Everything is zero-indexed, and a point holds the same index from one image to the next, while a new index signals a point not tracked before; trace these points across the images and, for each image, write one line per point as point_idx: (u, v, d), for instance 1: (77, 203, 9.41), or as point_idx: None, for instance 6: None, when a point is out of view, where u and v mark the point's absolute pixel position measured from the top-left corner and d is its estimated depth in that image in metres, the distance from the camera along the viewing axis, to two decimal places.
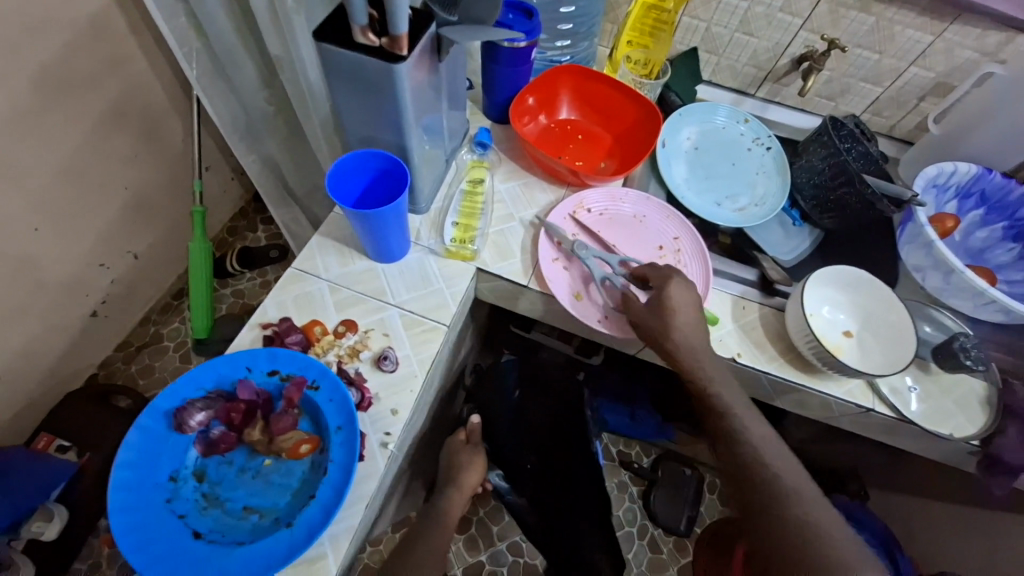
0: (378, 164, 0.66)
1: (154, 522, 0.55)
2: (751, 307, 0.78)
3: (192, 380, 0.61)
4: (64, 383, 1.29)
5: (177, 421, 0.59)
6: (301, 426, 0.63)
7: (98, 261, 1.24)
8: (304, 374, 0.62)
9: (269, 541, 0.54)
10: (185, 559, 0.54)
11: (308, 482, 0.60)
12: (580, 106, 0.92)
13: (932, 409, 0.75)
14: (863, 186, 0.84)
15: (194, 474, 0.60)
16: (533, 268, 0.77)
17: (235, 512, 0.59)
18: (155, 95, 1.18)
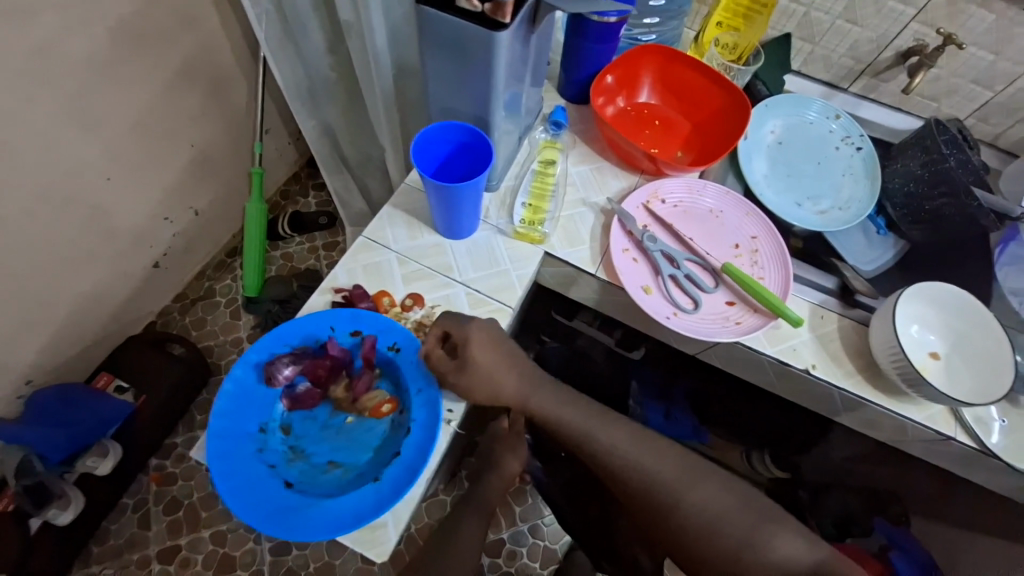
0: (462, 137, 0.64)
1: (248, 469, 0.58)
2: (830, 317, 0.74)
3: (281, 336, 0.63)
4: (125, 328, 1.36)
5: (267, 373, 0.62)
6: (382, 387, 0.66)
7: (163, 214, 1.29)
8: (385, 336, 0.65)
9: (359, 494, 0.57)
10: (280, 507, 0.56)
11: (389, 441, 0.63)
12: (661, 90, 0.88)
13: (1017, 443, 0.69)
14: (968, 200, 0.78)
15: (280, 427, 0.63)
16: (601, 256, 0.74)
17: (319, 465, 0.62)
18: (224, 55, 1.20)
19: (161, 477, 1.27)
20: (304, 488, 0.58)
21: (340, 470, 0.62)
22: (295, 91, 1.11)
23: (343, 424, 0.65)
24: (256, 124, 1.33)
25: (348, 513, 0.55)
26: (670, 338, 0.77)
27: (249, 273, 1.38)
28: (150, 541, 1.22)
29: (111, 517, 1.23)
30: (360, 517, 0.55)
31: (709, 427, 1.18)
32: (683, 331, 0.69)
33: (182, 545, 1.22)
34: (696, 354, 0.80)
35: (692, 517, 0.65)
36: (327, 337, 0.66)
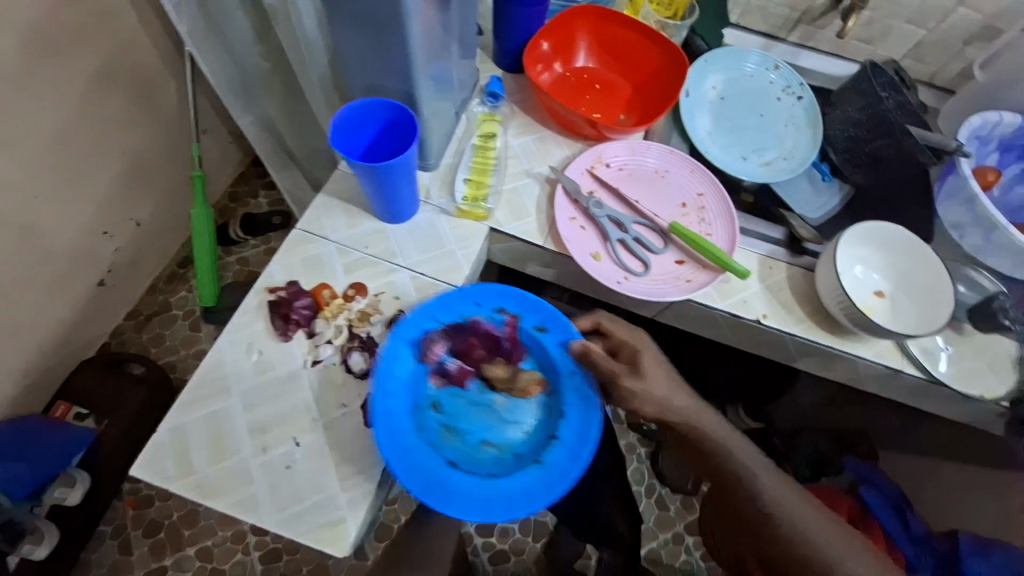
0: (387, 114, 0.61)
1: (412, 451, 0.57)
2: (779, 267, 0.74)
3: (433, 311, 0.63)
4: (78, 352, 1.29)
5: (422, 350, 0.62)
6: (532, 369, 0.65)
7: (102, 228, 1.21)
8: (533, 316, 0.65)
9: (525, 476, 0.58)
10: (447, 486, 0.57)
11: (540, 424, 0.63)
12: (598, 53, 0.86)
13: (963, 370, 0.72)
14: (904, 137, 0.78)
15: (432, 405, 0.62)
16: (549, 228, 0.73)
17: (473, 445, 0.61)
18: (145, 53, 1.11)
19: (135, 501, 1.21)
20: (466, 467, 0.58)
21: (494, 450, 0.61)
22: (228, 86, 1.05)
23: (496, 403, 0.64)
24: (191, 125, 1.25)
25: (516, 497, 0.57)
26: (627, 303, 0.77)
27: (202, 282, 1.31)
28: (134, 566, 1.16)
29: (89, 548, 1.17)
30: (525, 501, 0.56)
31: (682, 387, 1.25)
32: (634, 294, 0.69)
33: (168, 566, 1.17)
34: (655, 317, 0.80)
35: (709, 480, 0.66)
36: (473, 313, 0.64)
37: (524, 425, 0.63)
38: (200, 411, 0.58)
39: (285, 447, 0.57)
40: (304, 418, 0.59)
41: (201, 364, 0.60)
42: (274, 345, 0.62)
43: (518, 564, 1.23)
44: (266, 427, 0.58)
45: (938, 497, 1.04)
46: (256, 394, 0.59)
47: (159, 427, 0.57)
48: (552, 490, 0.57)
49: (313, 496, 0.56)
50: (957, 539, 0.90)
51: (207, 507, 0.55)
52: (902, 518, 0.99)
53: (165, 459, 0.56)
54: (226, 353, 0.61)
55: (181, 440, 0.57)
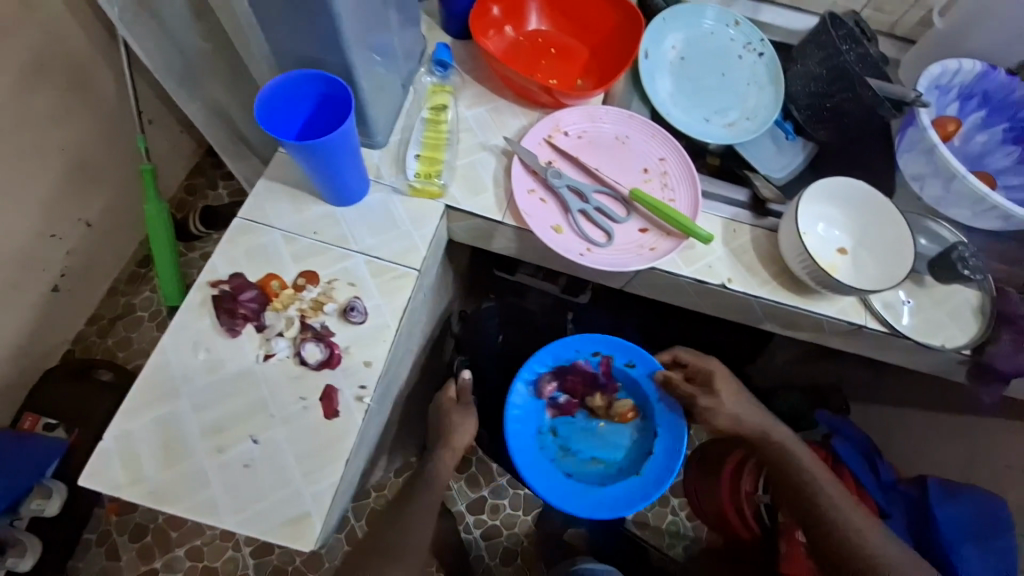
0: (321, 88, 0.57)
1: (541, 465, 0.88)
2: (743, 230, 0.73)
3: (543, 359, 0.92)
4: (40, 362, 1.22)
5: (538, 389, 0.92)
6: (626, 399, 0.92)
7: (49, 232, 1.10)
8: (623, 356, 0.91)
9: (629, 484, 0.87)
10: (569, 490, 0.86)
11: (636, 441, 0.91)
12: (551, 15, 0.82)
13: (924, 321, 0.73)
14: (865, 91, 0.76)
15: (550, 430, 0.92)
16: (508, 202, 0.70)
17: (584, 459, 0.91)
18: (76, 40, 0.98)
19: (118, 507, 1.15)
20: (581, 479, 0.88)
21: (601, 464, 0.91)
22: (168, 70, 0.93)
23: (598, 427, 0.93)
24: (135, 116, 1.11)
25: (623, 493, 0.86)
26: (594, 275, 0.75)
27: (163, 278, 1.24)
28: (123, 570, 1.12)
29: (75, 556, 1.12)
30: (634, 496, 0.86)
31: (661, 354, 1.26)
32: (597, 266, 0.67)
33: (158, 568, 1.12)
34: (624, 288, 0.78)
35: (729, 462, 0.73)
36: (574, 357, 0.93)
37: (624, 444, 0.91)
38: (149, 415, 0.55)
39: (241, 445, 0.55)
40: (259, 414, 0.56)
41: (146, 366, 0.57)
42: (223, 342, 0.59)
43: (510, 536, 1.25)
44: (219, 427, 0.55)
45: (906, 443, 1.09)
46: (207, 393, 0.56)
47: (105, 435, 0.54)
48: (649, 493, 0.85)
49: (275, 494, 0.54)
50: (925, 484, 0.94)
51: (164, 513, 0.52)
52: (872, 467, 1.02)
53: (115, 468, 0.53)
54: (172, 353, 0.58)
55: (131, 447, 0.54)
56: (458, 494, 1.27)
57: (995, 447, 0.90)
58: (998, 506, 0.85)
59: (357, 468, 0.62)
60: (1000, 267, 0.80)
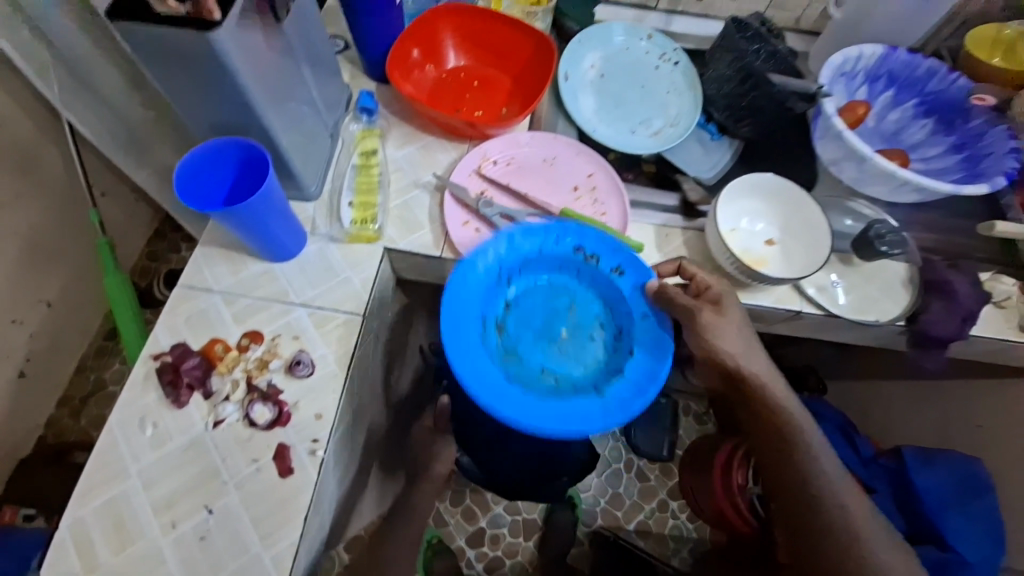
0: (239, 153, 0.59)
1: (473, 351, 0.62)
2: (675, 233, 0.76)
3: (541, 253, 0.70)
4: (12, 452, 1.17)
5: (492, 273, 0.67)
6: (597, 310, 0.70)
7: (9, 317, 1.07)
8: (611, 258, 0.69)
9: (584, 401, 0.62)
10: (499, 382, 0.61)
11: (604, 361, 0.66)
12: (469, 51, 0.86)
13: (859, 299, 0.75)
14: (768, 86, 0.83)
15: (499, 328, 0.67)
16: (444, 237, 0.72)
17: (534, 369, 0.65)
18: (19, 127, 0.96)
19: None
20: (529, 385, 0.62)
21: (552, 379, 0.65)
22: (111, 142, 0.92)
23: (564, 333, 0.69)
24: (86, 192, 1.10)
25: (625, 409, 0.61)
26: None
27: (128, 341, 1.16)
28: None
29: None
30: (636, 407, 0.60)
31: None
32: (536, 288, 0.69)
33: None
34: None
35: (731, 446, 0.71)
36: (568, 250, 0.69)
37: (587, 360, 0.67)
38: (102, 497, 0.55)
39: (197, 516, 0.54)
40: (212, 482, 0.56)
41: (93, 451, 0.56)
42: (170, 414, 0.59)
43: (513, 564, 1.24)
44: (171, 501, 0.55)
45: (880, 413, 1.11)
46: (158, 469, 0.56)
47: (59, 524, 0.54)
48: (611, 416, 0.60)
49: (233, 562, 0.53)
50: (901, 454, 0.95)
51: None
52: (850, 443, 1.04)
53: (67, 558, 0.53)
54: (118, 432, 0.57)
55: (84, 533, 0.53)
56: (457, 529, 1.26)
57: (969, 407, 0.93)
58: (972, 465, 0.88)
59: (320, 521, 0.61)
60: (927, 236, 0.84)
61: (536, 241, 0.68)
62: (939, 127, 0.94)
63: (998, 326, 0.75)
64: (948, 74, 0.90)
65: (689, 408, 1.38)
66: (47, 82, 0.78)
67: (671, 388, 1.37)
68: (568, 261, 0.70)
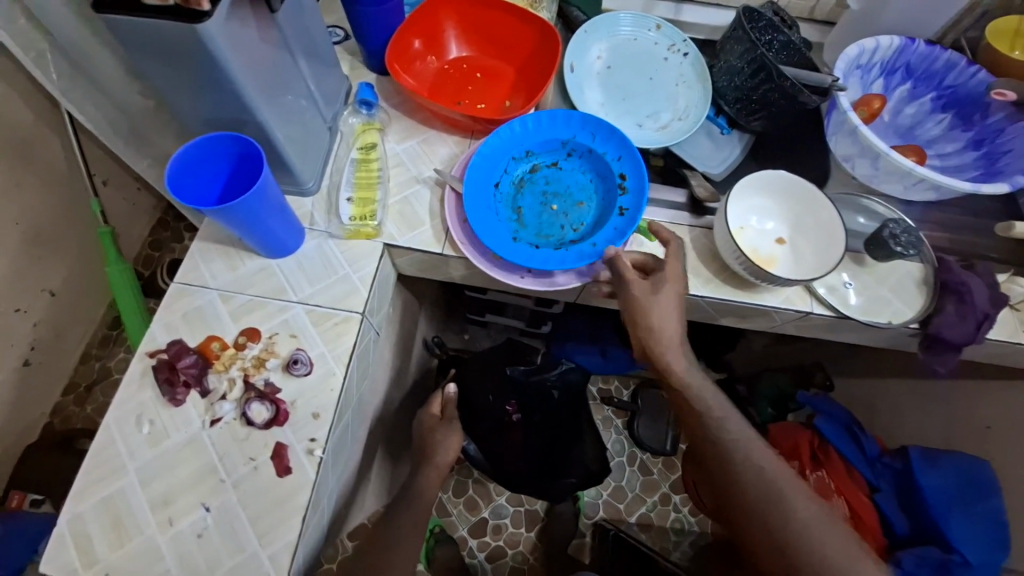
0: (235, 148, 0.57)
1: (495, 156, 0.72)
2: (682, 231, 0.75)
3: (602, 154, 0.74)
4: (20, 439, 1.18)
5: (559, 142, 0.75)
6: (587, 217, 0.73)
7: (13, 306, 1.07)
8: (631, 195, 0.70)
9: (501, 230, 0.69)
10: (479, 177, 0.71)
11: (553, 239, 0.71)
12: (471, 41, 0.84)
13: (870, 300, 0.74)
14: (783, 81, 0.78)
15: (531, 166, 0.75)
16: (445, 233, 0.70)
17: (513, 204, 0.73)
18: (18, 115, 0.95)
19: None
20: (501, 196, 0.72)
21: (514, 217, 0.73)
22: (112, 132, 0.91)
23: (556, 208, 0.74)
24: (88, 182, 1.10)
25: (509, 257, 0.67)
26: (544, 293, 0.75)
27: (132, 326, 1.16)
28: None
29: None
30: (518, 259, 0.66)
31: None
32: (538, 288, 0.68)
33: None
34: (579, 299, 0.79)
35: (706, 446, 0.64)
36: (618, 167, 0.72)
37: (542, 231, 0.72)
38: (99, 494, 0.55)
39: (194, 514, 0.54)
40: (209, 481, 0.56)
41: (91, 447, 0.56)
42: (167, 412, 0.58)
43: (515, 555, 1.24)
44: (168, 499, 0.55)
45: (886, 411, 1.10)
46: (154, 467, 0.56)
47: (58, 520, 0.54)
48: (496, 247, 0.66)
49: (227, 561, 0.53)
50: (906, 454, 0.95)
51: None
52: (856, 441, 1.02)
53: (68, 551, 0.53)
54: (115, 430, 0.57)
55: (82, 531, 0.54)
56: (459, 519, 1.26)
57: (978, 408, 0.92)
58: (978, 467, 0.87)
59: (320, 518, 0.61)
60: (942, 235, 0.82)
61: (609, 143, 0.73)
62: (957, 122, 0.91)
63: (1013, 329, 0.73)
64: (968, 67, 0.87)
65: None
66: (45, 71, 0.77)
67: None
68: (606, 175, 0.74)
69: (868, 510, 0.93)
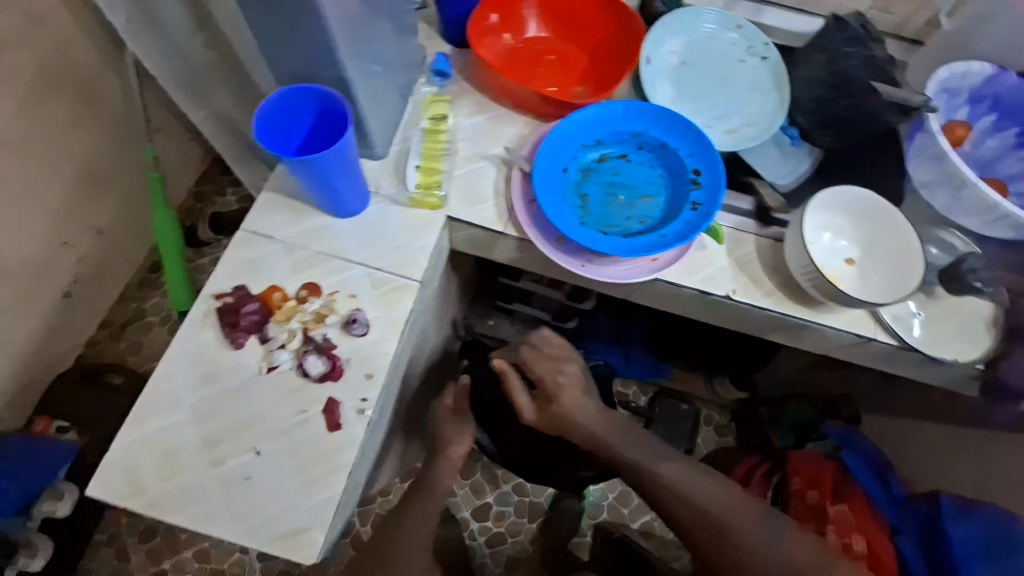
0: (319, 102, 0.57)
1: (565, 141, 0.71)
2: (747, 239, 0.73)
3: (675, 150, 0.72)
4: (51, 367, 1.18)
5: (631, 134, 0.73)
6: (654, 212, 0.71)
7: (60, 238, 1.08)
8: (704, 193, 0.69)
9: (568, 212, 0.67)
10: (548, 160, 0.69)
11: (619, 229, 0.70)
12: (549, 22, 0.82)
13: (934, 334, 0.71)
14: (871, 96, 0.76)
15: (600, 155, 0.73)
16: (508, 212, 0.70)
17: (579, 190, 0.71)
18: (83, 51, 0.96)
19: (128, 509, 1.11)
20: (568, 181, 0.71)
21: (580, 203, 0.71)
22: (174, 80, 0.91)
23: (623, 200, 0.72)
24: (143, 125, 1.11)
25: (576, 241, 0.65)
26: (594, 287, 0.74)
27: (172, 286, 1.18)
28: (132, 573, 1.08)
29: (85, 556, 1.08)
30: (585, 242, 0.64)
31: (669, 360, 1.26)
32: (598, 278, 0.67)
33: (166, 570, 1.08)
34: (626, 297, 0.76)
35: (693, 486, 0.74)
36: (692, 163, 0.71)
37: (608, 221, 0.70)
38: (152, 426, 0.56)
39: (243, 457, 0.55)
40: (260, 427, 0.57)
41: (150, 379, 0.57)
42: (225, 354, 0.59)
43: (515, 544, 1.25)
44: (219, 439, 0.56)
45: (914, 452, 1.05)
46: (207, 406, 0.57)
47: (111, 445, 0.56)
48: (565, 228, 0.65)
49: (271, 506, 0.54)
50: (938, 500, 0.88)
51: (166, 523, 0.54)
52: (881, 479, 1.00)
53: (118, 478, 0.54)
54: (174, 365, 0.58)
55: (134, 458, 0.55)
56: (464, 500, 1.27)
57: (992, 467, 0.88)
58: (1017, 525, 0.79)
59: (361, 477, 0.62)
60: None
61: (684, 139, 0.71)
62: None
63: None
64: None
65: (711, 418, 1.33)
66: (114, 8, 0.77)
67: (694, 397, 1.32)
68: (677, 172, 0.72)
69: (885, 551, 0.87)
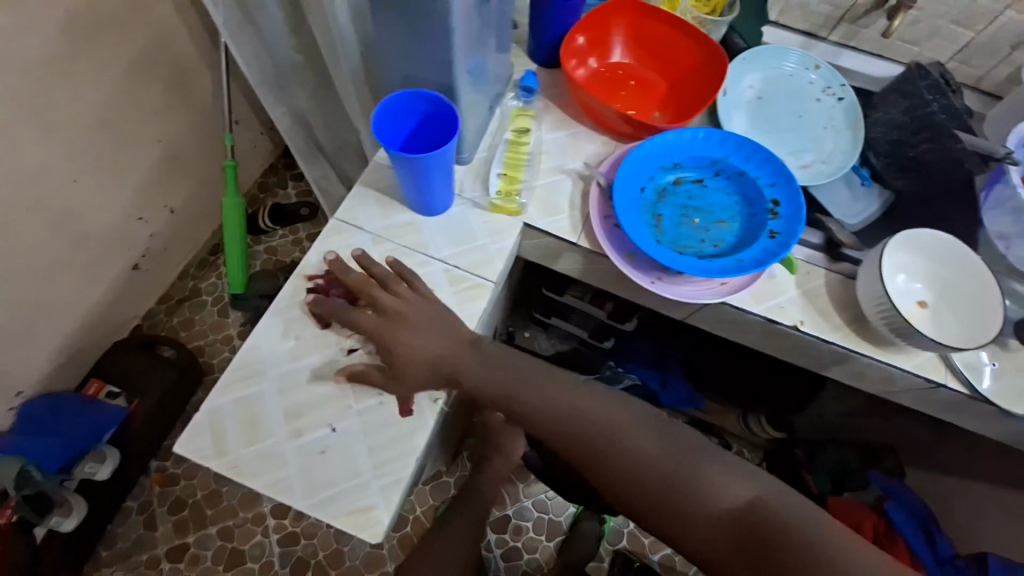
0: (428, 106, 0.62)
1: (645, 161, 0.74)
2: (816, 273, 0.73)
3: (753, 179, 0.74)
4: (110, 334, 1.22)
5: (709, 160, 0.75)
6: (728, 236, 0.72)
7: (137, 214, 1.15)
8: (783, 223, 0.70)
9: (645, 228, 0.69)
10: (628, 178, 0.72)
11: (692, 249, 0.71)
12: (634, 49, 0.85)
13: (1007, 387, 0.69)
14: (951, 141, 0.76)
15: (677, 179, 0.75)
16: (582, 223, 0.72)
17: (655, 210, 0.73)
18: (181, 43, 1.05)
19: (163, 479, 1.14)
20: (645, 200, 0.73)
21: (655, 222, 0.73)
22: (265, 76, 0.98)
23: (697, 223, 0.73)
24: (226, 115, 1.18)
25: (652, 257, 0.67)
26: (655, 304, 0.75)
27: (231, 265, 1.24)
28: (157, 543, 1.10)
29: (115, 521, 1.11)
30: (661, 259, 0.66)
31: (704, 392, 1.20)
32: (666, 296, 0.68)
33: (190, 544, 1.10)
34: (686, 319, 0.77)
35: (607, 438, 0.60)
36: (770, 193, 0.72)
37: (682, 241, 0.72)
38: (238, 393, 0.60)
39: (319, 431, 0.58)
40: (339, 404, 0.60)
41: (241, 348, 0.62)
42: (312, 331, 0.63)
43: (530, 561, 1.23)
44: (300, 412, 0.59)
45: (965, 513, 0.99)
46: (291, 379, 0.61)
47: (199, 408, 0.59)
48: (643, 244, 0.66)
49: (344, 481, 0.57)
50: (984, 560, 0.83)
51: (243, 485, 0.56)
52: (928, 538, 0.94)
53: (204, 438, 0.58)
54: (264, 337, 0.62)
55: (219, 421, 0.59)
56: None
57: None
58: None
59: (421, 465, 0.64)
60: None
61: (763, 170, 0.73)
62: None
63: None
64: None
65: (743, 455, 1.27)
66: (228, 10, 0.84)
67: (727, 431, 1.26)
68: (754, 201, 0.73)
69: None
